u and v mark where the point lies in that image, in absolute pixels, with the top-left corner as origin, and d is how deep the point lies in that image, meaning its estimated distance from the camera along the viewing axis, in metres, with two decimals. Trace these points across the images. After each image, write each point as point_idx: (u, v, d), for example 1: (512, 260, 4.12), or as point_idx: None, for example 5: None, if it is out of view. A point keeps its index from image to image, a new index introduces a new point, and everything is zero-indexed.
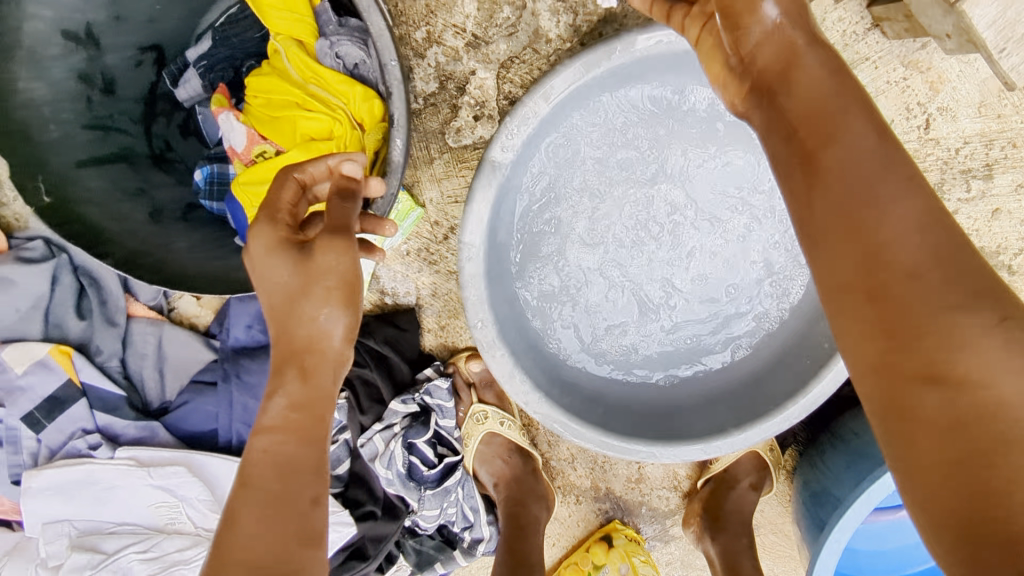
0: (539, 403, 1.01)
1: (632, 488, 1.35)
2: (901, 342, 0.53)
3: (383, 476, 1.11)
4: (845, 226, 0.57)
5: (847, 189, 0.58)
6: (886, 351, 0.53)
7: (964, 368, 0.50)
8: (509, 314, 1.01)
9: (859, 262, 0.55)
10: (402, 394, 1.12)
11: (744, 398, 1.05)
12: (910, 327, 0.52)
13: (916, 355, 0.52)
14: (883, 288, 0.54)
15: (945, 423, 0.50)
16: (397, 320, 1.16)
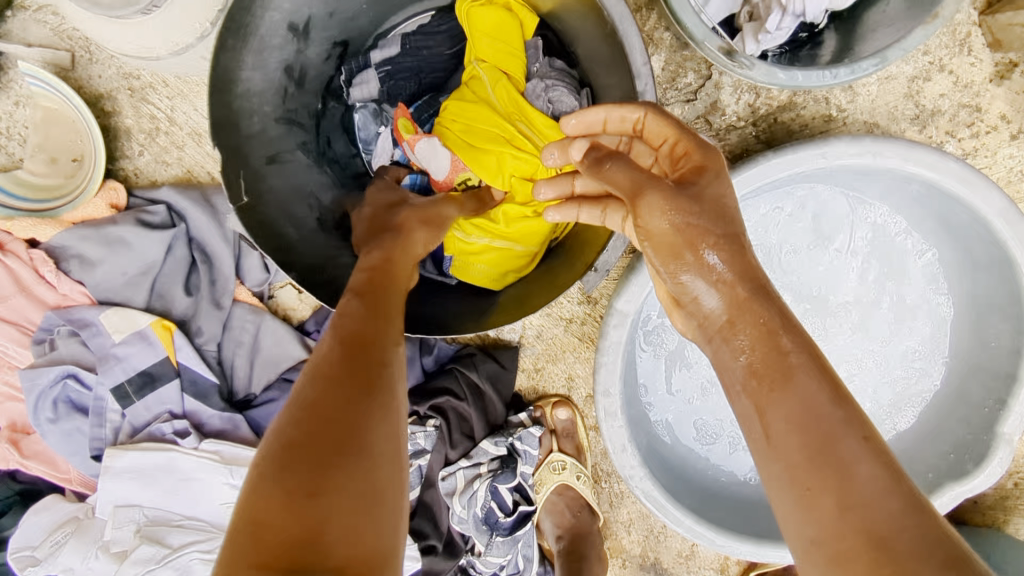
0: (644, 479, 0.98)
1: (681, 563, 1.32)
2: (839, 529, 0.47)
3: (458, 515, 1.07)
4: (782, 375, 0.53)
5: (772, 331, 0.56)
6: (826, 503, 0.48)
7: (890, 534, 0.45)
8: (632, 383, 1.00)
9: (811, 419, 0.51)
10: (493, 434, 1.09)
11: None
12: (817, 460, 0.49)
13: (893, 537, 0.45)
14: (828, 442, 0.49)
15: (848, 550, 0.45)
16: (499, 356, 1.13)
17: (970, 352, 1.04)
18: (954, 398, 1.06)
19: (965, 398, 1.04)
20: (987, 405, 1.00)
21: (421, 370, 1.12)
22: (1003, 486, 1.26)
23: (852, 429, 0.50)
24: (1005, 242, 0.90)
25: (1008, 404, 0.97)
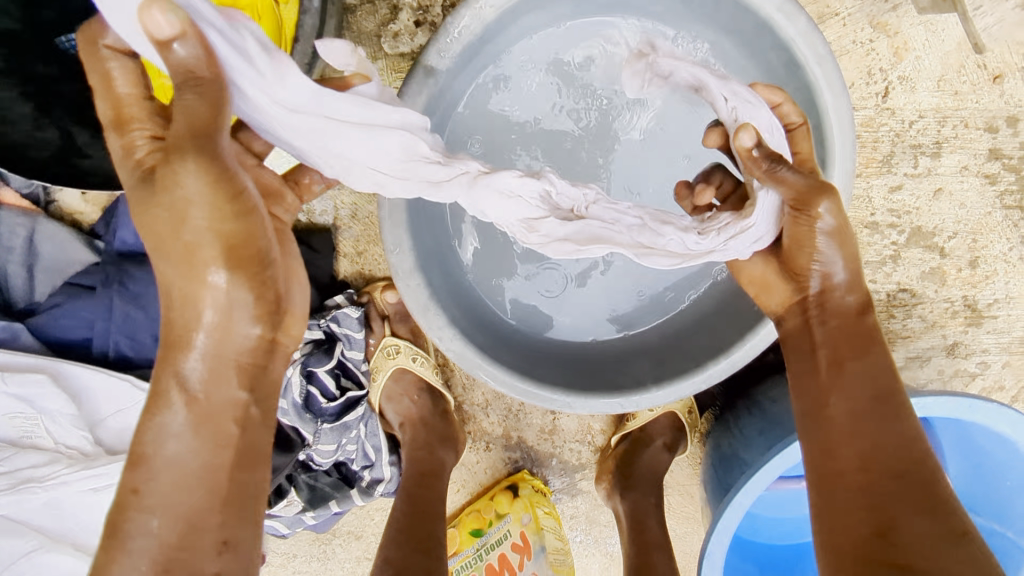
0: (452, 339, 0.94)
1: (545, 439, 1.31)
2: (864, 501, 0.71)
3: (276, 405, 1.02)
4: (885, 480, 0.71)
5: (907, 459, 0.72)
6: (879, 560, 0.68)
7: (895, 521, 0.69)
8: (426, 240, 0.95)
9: (911, 508, 0.69)
10: (305, 318, 1.03)
11: (660, 357, 1.04)
12: (887, 529, 0.69)
13: (903, 499, 0.70)
14: (894, 510, 0.70)
15: (886, 564, 0.68)
16: (309, 240, 1.07)
17: None
18: None
19: None
20: None
21: None
22: None
23: (888, 475, 0.71)
24: (789, 39, 0.84)
25: None
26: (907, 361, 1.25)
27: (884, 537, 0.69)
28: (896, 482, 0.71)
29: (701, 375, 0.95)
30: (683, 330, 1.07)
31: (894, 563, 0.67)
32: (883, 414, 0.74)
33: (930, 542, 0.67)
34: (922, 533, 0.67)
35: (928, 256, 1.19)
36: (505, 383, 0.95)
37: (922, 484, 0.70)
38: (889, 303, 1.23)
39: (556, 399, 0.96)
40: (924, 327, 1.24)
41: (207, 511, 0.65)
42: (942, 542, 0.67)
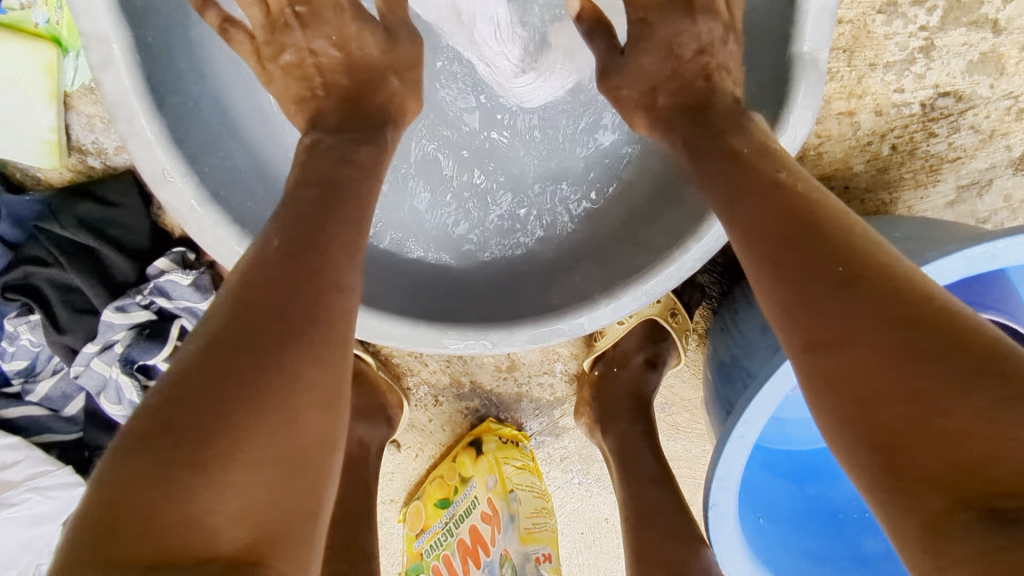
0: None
1: (504, 379, 1.05)
2: (834, 329, 0.41)
3: (117, 415, 0.78)
4: (802, 259, 0.43)
5: (795, 222, 0.45)
6: (873, 393, 0.38)
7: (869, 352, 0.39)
8: (226, 160, 0.64)
9: (846, 301, 0.40)
10: (117, 298, 0.76)
11: (610, 258, 0.74)
12: (845, 329, 0.40)
13: (849, 304, 0.40)
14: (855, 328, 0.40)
15: (883, 403, 0.38)
16: (102, 192, 0.76)
17: None
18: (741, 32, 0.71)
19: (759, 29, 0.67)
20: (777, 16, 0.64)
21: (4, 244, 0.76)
22: (879, 156, 0.91)
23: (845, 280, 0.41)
24: None
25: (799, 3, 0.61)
26: (959, 191, 0.93)
27: (842, 365, 0.40)
28: (806, 255, 0.44)
29: (663, 270, 0.66)
30: (637, 213, 0.76)
31: (891, 431, 0.37)
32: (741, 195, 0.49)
33: (912, 368, 0.37)
34: (924, 384, 0.36)
35: (975, 35, 0.84)
36: (401, 333, 0.67)
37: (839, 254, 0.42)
38: (925, 117, 0.88)
39: (476, 340, 0.68)
40: (979, 141, 0.90)
41: (210, 419, 0.37)
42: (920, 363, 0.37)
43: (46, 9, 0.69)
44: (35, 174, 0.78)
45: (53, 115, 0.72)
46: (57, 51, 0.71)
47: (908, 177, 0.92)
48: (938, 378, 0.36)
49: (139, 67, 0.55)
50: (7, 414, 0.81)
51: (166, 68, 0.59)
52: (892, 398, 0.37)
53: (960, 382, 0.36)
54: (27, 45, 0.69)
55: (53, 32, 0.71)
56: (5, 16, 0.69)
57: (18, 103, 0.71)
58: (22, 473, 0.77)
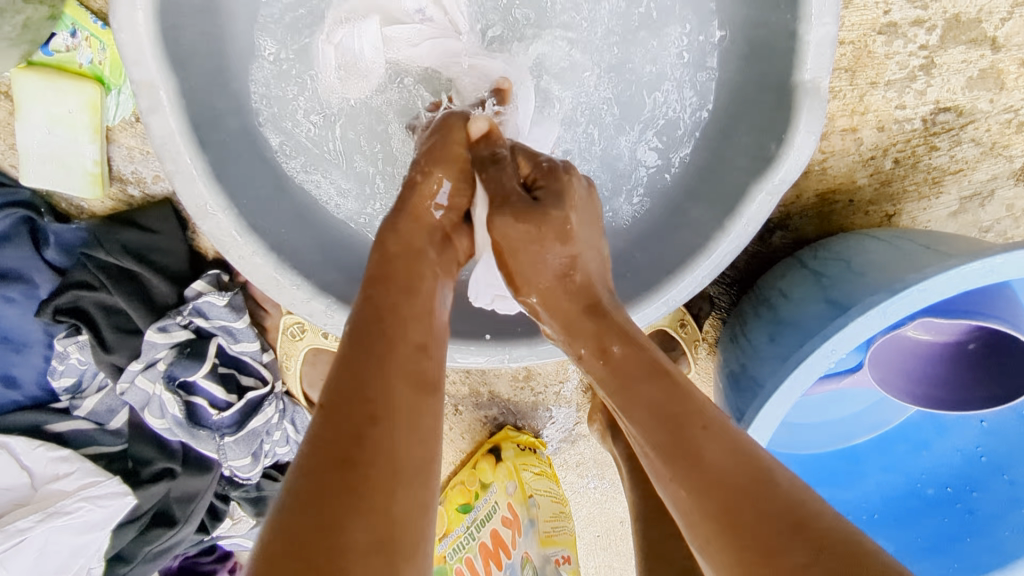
0: (331, 312, 0.68)
1: (521, 389, 1.08)
2: (676, 442, 0.48)
3: (159, 429, 0.84)
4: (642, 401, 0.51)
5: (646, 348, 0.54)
6: (698, 486, 0.45)
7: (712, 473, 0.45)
8: (257, 191, 0.68)
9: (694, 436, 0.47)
10: (160, 318, 0.81)
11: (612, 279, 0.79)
12: (655, 434, 0.49)
13: (680, 415, 0.49)
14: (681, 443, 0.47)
15: (710, 492, 0.45)
16: (140, 218, 0.81)
17: None
18: (743, 62, 0.73)
19: (765, 61, 0.70)
20: (781, 47, 0.67)
21: (54, 270, 0.82)
22: (882, 170, 0.94)
23: (676, 410, 0.49)
24: None
25: (800, 35, 0.64)
26: (962, 203, 0.96)
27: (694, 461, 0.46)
28: (647, 386, 0.52)
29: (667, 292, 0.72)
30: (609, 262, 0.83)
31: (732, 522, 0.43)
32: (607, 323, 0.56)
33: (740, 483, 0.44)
34: (739, 485, 0.44)
35: (975, 53, 0.86)
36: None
37: (654, 372, 0.52)
38: (927, 131, 0.91)
39: (497, 355, 0.73)
40: (980, 153, 0.93)
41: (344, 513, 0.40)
42: (734, 476, 0.45)
43: (90, 51, 0.74)
44: (79, 203, 0.84)
45: (96, 148, 0.77)
46: (101, 89, 0.75)
47: (911, 190, 0.95)
48: (735, 469, 0.45)
49: (182, 108, 0.59)
50: (56, 429, 0.85)
51: (207, 106, 0.64)
52: (742, 519, 0.43)
53: (748, 484, 0.44)
54: (72, 85, 0.74)
55: (97, 72, 0.75)
56: (50, 58, 0.74)
57: (62, 138, 0.76)
58: (74, 484, 0.83)
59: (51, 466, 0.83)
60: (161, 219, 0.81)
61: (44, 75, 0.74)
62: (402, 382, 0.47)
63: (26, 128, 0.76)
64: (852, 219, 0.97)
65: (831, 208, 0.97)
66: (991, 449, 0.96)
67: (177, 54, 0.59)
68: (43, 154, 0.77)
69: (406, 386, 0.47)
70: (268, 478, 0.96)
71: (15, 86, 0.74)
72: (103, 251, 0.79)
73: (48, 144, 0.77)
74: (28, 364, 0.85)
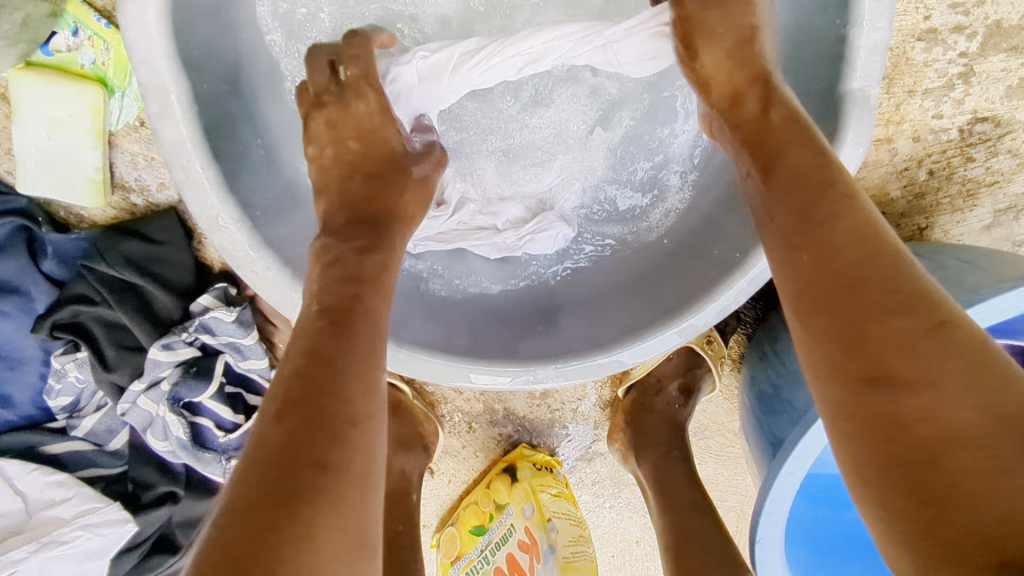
0: None
1: (538, 405, 1.04)
2: (858, 338, 0.44)
3: (162, 452, 0.79)
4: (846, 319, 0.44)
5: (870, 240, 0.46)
6: (879, 360, 0.43)
7: (865, 337, 0.43)
8: (271, 202, 0.64)
9: (875, 306, 0.44)
10: (164, 335, 0.76)
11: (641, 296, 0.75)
12: (853, 290, 0.45)
13: (874, 283, 0.44)
14: (869, 333, 0.43)
15: (877, 368, 0.43)
16: (144, 229, 0.77)
17: None
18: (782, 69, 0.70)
19: (808, 69, 0.67)
20: (828, 53, 0.64)
21: (51, 283, 0.78)
22: (915, 182, 0.91)
23: (872, 277, 0.45)
24: None
25: (850, 41, 0.61)
26: (996, 216, 0.93)
27: (868, 356, 0.43)
28: (853, 255, 0.46)
29: (690, 319, 0.68)
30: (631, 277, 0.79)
31: (899, 433, 0.41)
32: (816, 228, 0.47)
33: (933, 368, 0.41)
34: (949, 376, 0.41)
35: (1015, 61, 0.83)
36: (441, 371, 0.68)
37: (856, 234, 0.46)
38: (963, 142, 0.88)
39: (522, 376, 0.69)
40: (1017, 165, 0.90)
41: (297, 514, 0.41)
42: (932, 356, 0.42)
43: (93, 52, 0.70)
44: (78, 212, 0.79)
45: (98, 154, 0.73)
46: (104, 91, 0.71)
47: (945, 202, 0.92)
48: (957, 369, 0.41)
49: (195, 112, 0.55)
50: (52, 451, 0.81)
51: (220, 111, 0.60)
52: (932, 443, 0.40)
53: (960, 385, 0.41)
54: (74, 87, 0.70)
55: (100, 73, 0.71)
56: (50, 59, 0.70)
57: (63, 144, 0.72)
58: (71, 511, 0.78)
59: (46, 491, 0.79)
60: (167, 230, 0.77)
61: (44, 77, 0.69)
62: (355, 373, 0.46)
63: (23, 132, 0.71)
64: None
65: None
66: None
67: (189, 54, 0.55)
68: (41, 160, 0.73)
69: (358, 377, 0.47)
70: None
71: (12, 88, 0.69)
72: (104, 263, 0.74)
73: (47, 149, 0.72)
74: (23, 382, 0.80)
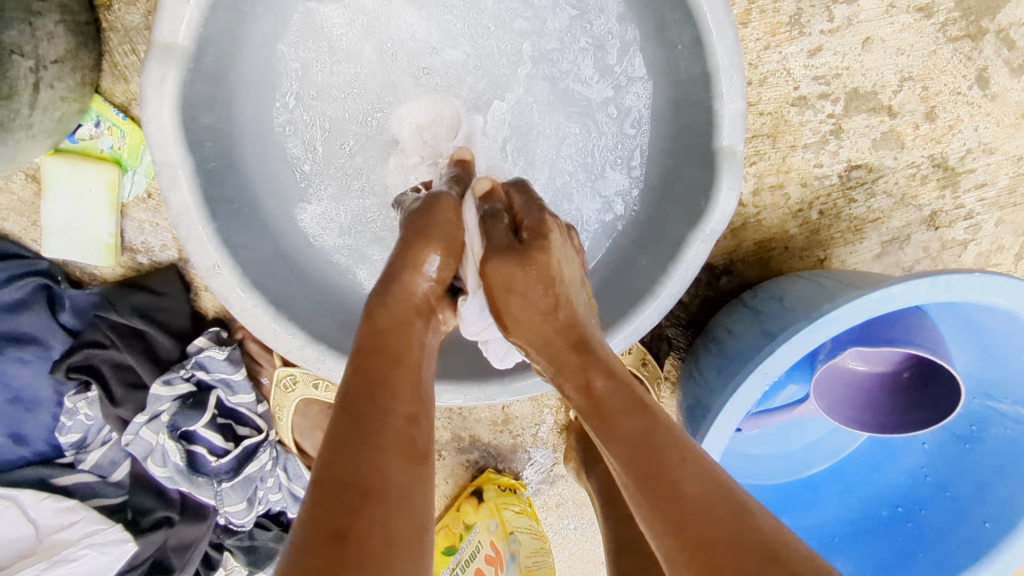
0: (324, 357, 0.76)
1: (501, 432, 1.16)
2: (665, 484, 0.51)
3: (161, 477, 0.90)
4: (655, 483, 0.51)
5: (627, 382, 0.58)
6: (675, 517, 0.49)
7: (678, 493, 0.50)
8: (259, 253, 0.78)
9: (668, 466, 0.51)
10: (165, 372, 0.89)
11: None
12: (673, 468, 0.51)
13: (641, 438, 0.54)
14: (679, 497, 0.50)
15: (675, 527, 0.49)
16: (149, 283, 0.90)
17: (673, 71, 0.83)
18: (673, 133, 0.86)
19: (690, 133, 0.83)
20: (703, 121, 0.80)
21: (66, 332, 0.90)
22: (809, 221, 1.06)
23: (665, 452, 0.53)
24: None
25: (716, 111, 0.77)
26: (883, 246, 1.08)
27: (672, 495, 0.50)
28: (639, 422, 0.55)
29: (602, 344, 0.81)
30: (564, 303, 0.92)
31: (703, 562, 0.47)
32: (600, 392, 0.58)
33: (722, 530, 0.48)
34: (716, 529, 0.48)
35: (875, 119, 1.00)
36: None
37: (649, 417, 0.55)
38: (844, 185, 1.05)
39: (473, 394, 0.82)
40: (893, 203, 1.06)
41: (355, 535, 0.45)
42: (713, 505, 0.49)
43: (111, 138, 0.85)
44: (92, 271, 0.93)
45: (112, 222, 0.87)
46: (119, 169, 0.85)
47: (838, 237, 1.08)
48: (725, 524, 0.48)
49: (198, 183, 0.70)
50: (62, 482, 0.91)
51: (217, 182, 0.74)
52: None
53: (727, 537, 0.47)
54: (95, 166, 0.84)
55: (116, 155, 0.86)
56: (75, 145, 0.85)
57: (83, 214, 0.86)
58: (77, 533, 0.88)
59: (56, 517, 0.89)
60: (170, 283, 0.90)
61: (70, 160, 0.84)
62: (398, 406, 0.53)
63: (51, 206, 0.85)
64: (789, 263, 1.09)
65: (769, 254, 1.09)
66: (934, 469, 1.03)
67: (193, 140, 0.70)
68: (64, 229, 0.87)
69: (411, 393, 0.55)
70: (260, 527, 0.99)
71: (43, 170, 0.84)
72: (115, 312, 0.87)
73: (69, 219, 0.86)
74: (37, 421, 0.91)
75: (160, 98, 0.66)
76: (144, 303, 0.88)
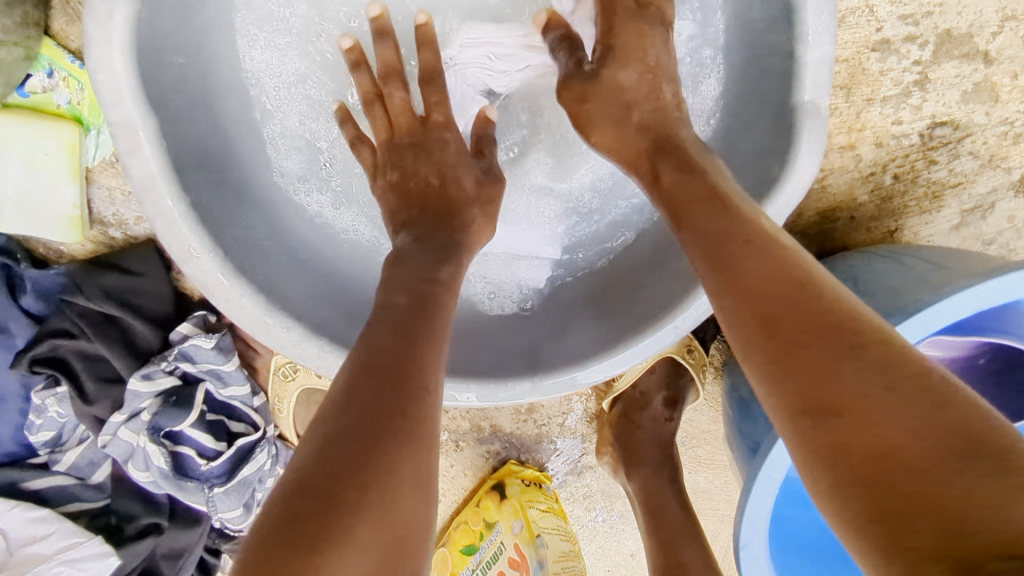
0: (325, 353, 0.64)
1: (524, 422, 1.05)
2: (797, 378, 0.40)
3: (145, 482, 0.79)
4: (807, 381, 0.39)
5: (723, 231, 0.48)
6: (841, 445, 0.37)
7: (838, 401, 0.38)
8: (243, 229, 0.65)
9: (824, 351, 0.39)
10: (144, 365, 0.77)
11: (608, 316, 0.75)
12: (829, 378, 0.38)
13: (796, 337, 0.41)
14: (834, 396, 0.38)
15: (861, 453, 0.36)
16: (122, 261, 0.78)
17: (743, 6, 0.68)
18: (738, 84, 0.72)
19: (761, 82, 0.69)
20: (780, 69, 0.66)
21: (31, 318, 0.78)
22: (881, 186, 0.92)
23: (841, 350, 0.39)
24: None
25: (797, 56, 0.63)
26: (963, 216, 0.94)
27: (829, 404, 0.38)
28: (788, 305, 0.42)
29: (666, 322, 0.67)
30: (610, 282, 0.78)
31: (896, 475, 0.35)
32: (726, 260, 0.46)
33: (891, 416, 0.36)
34: (895, 427, 0.36)
35: (968, 67, 0.85)
36: None
37: (798, 281, 0.43)
38: (925, 145, 0.90)
39: (503, 393, 0.70)
40: (979, 166, 0.91)
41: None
42: (875, 381, 0.37)
43: (68, 90, 0.72)
44: (57, 247, 0.80)
45: (75, 191, 0.74)
46: (79, 129, 0.72)
47: (912, 205, 0.94)
48: (933, 422, 0.35)
49: (164, 147, 0.57)
50: (34, 486, 0.81)
51: (189, 147, 0.61)
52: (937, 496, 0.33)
53: (944, 444, 0.34)
54: (50, 125, 0.71)
55: (76, 111, 0.73)
56: (26, 99, 0.71)
57: (40, 181, 0.73)
58: (52, 547, 0.79)
59: (29, 526, 0.79)
60: (147, 262, 0.78)
61: (21, 118, 0.71)
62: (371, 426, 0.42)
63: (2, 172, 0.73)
64: (855, 235, 0.96)
65: (832, 226, 0.95)
66: None
67: (155, 94, 0.57)
68: (20, 199, 0.74)
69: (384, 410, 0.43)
70: None
71: None
72: (84, 297, 0.76)
73: (25, 187, 0.74)
74: (4, 418, 0.80)
75: (109, 41, 0.52)
76: (116, 286, 0.76)
